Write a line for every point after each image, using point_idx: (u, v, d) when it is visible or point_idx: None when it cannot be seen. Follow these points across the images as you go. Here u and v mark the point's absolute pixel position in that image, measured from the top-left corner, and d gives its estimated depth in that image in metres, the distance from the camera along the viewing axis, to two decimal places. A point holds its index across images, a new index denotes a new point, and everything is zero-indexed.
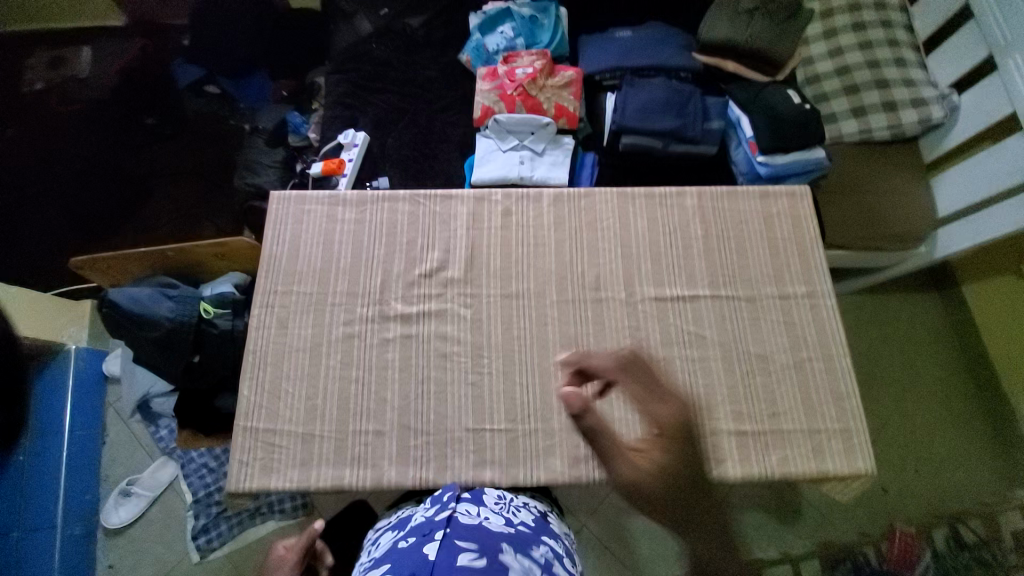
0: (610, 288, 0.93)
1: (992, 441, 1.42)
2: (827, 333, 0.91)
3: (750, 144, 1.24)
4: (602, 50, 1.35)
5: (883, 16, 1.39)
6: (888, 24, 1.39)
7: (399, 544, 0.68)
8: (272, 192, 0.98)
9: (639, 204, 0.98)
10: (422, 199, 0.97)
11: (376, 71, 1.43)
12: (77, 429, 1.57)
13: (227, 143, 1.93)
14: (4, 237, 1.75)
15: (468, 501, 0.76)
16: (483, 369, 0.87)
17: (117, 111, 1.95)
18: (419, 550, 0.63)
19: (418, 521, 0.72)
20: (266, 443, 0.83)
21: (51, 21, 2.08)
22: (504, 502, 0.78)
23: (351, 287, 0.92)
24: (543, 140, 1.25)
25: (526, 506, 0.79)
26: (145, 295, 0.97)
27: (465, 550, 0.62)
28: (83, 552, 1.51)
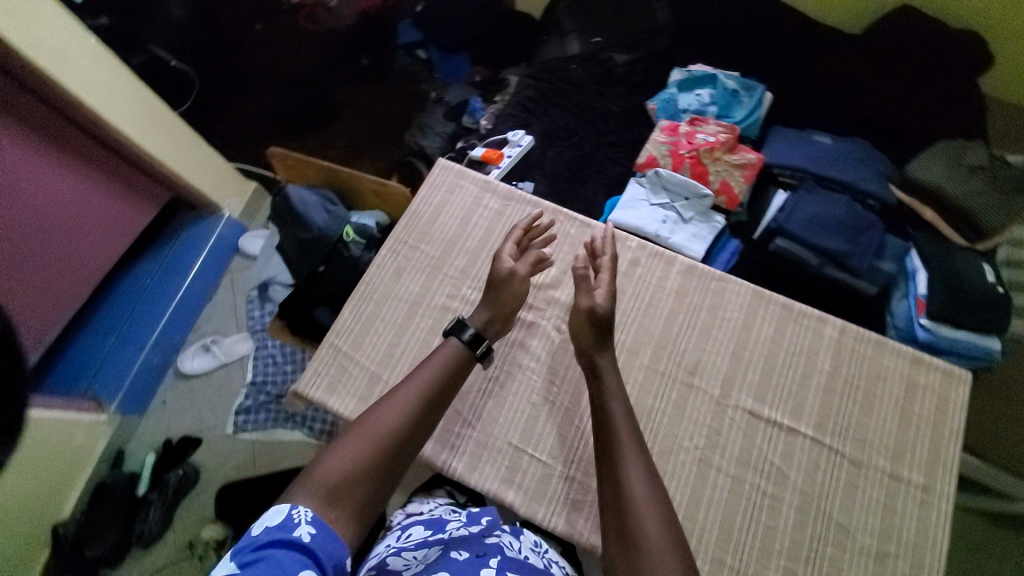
0: (705, 378, 0.87)
1: None
2: (930, 541, 0.78)
3: (917, 302, 1.11)
4: (793, 147, 1.30)
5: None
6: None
7: (447, 553, 0.64)
8: (440, 158, 1.07)
9: (772, 310, 0.92)
10: (563, 217, 0.99)
11: (566, 88, 1.51)
12: (197, 280, 1.81)
13: (412, 102, 2.14)
14: (218, 108, 2.10)
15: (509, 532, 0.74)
16: (548, 396, 0.86)
17: (340, 40, 2.23)
18: (475, 570, 0.60)
19: (461, 535, 0.69)
20: (341, 365, 0.90)
21: None
22: (540, 551, 0.74)
23: (467, 267, 0.96)
24: (693, 209, 1.22)
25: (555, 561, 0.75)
26: (311, 202, 1.12)
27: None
28: (151, 380, 1.75)
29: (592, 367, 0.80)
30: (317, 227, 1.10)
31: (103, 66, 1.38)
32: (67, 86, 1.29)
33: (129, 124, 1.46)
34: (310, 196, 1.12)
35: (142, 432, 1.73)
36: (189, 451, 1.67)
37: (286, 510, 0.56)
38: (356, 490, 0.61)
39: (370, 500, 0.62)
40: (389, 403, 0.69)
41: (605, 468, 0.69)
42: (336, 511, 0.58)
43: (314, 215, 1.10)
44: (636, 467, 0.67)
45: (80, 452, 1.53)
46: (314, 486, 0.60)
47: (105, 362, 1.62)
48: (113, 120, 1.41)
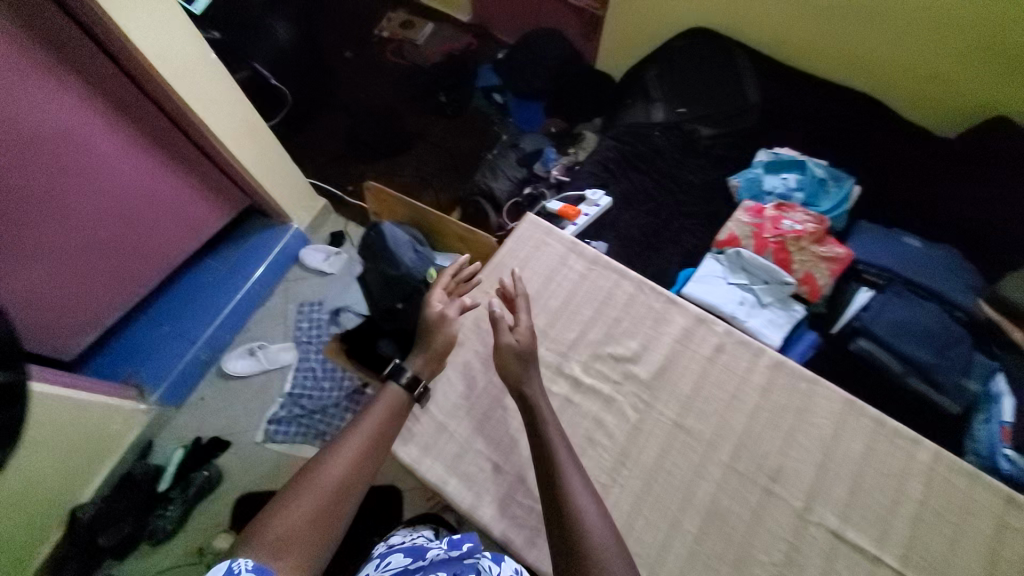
0: (786, 487, 0.82)
1: None
2: None
3: (1001, 430, 1.02)
4: (880, 245, 1.26)
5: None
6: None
7: None
8: (529, 213, 1.08)
9: (862, 423, 0.87)
10: (648, 290, 0.97)
11: (648, 153, 1.52)
12: (258, 284, 1.83)
13: (482, 139, 2.20)
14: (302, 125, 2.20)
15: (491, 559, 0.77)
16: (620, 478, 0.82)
17: (424, 75, 2.33)
18: None
19: (434, 564, 0.73)
20: (410, 409, 0.89)
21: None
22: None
23: (546, 327, 0.95)
24: (773, 295, 1.19)
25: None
26: (401, 240, 1.12)
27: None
28: (195, 375, 1.74)
29: (526, 400, 0.80)
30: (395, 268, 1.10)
31: (221, 88, 1.43)
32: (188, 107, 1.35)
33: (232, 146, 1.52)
34: (401, 235, 1.13)
35: (174, 426, 1.72)
36: (216, 454, 1.64)
37: (227, 563, 0.59)
38: (302, 537, 0.64)
39: (315, 548, 0.65)
40: (331, 455, 0.72)
41: (552, 505, 0.69)
42: (281, 560, 0.61)
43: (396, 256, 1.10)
44: (593, 509, 0.68)
45: (112, 438, 1.53)
46: (263, 538, 0.63)
47: (157, 351, 1.66)
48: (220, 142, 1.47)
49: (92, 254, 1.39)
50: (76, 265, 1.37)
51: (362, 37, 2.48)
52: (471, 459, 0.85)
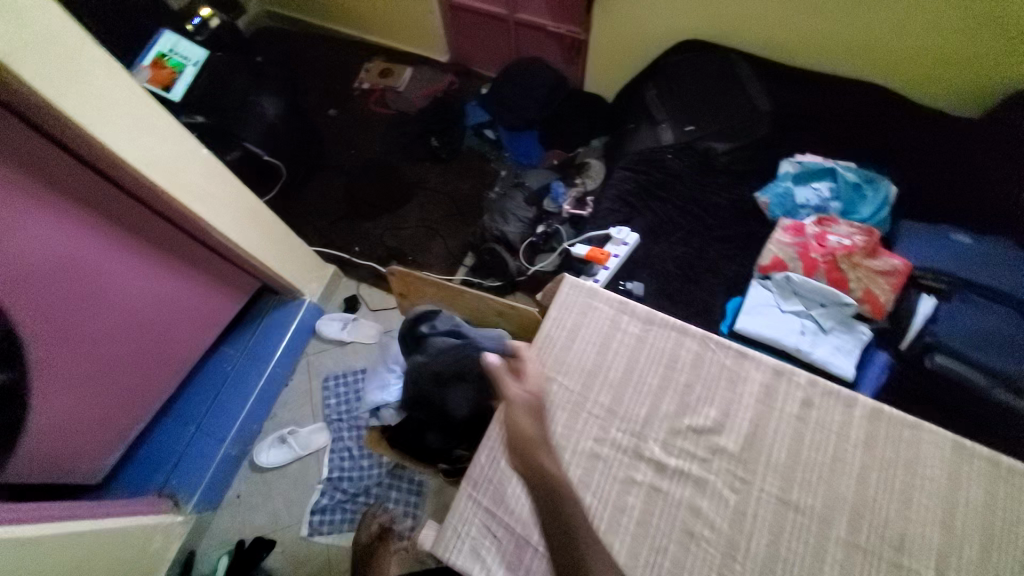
0: (914, 557, 0.73)
1: None
2: None
3: None
4: (932, 247, 1.19)
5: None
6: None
7: None
8: (568, 276, 1.01)
9: (978, 467, 0.78)
10: (714, 345, 0.90)
11: (665, 179, 1.46)
12: (278, 366, 1.76)
13: (484, 178, 2.16)
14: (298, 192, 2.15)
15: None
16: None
17: (413, 124, 2.25)
18: None
19: None
20: (485, 525, 0.80)
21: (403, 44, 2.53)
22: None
23: (613, 405, 0.87)
24: (833, 318, 1.12)
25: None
26: (437, 325, 1.10)
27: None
28: (227, 473, 1.66)
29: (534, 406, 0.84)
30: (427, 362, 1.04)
31: (218, 181, 1.35)
32: (191, 210, 1.27)
33: (239, 238, 1.44)
34: (440, 322, 1.10)
35: (214, 530, 1.64)
36: (261, 557, 1.54)
37: None
38: None
39: None
40: None
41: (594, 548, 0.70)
42: None
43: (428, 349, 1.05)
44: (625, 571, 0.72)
45: (154, 557, 1.42)
46: None
47: (186, 457, 1.58)
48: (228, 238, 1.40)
49: (112, 378, 1.30)
50: (97, 394, 1.28)
51: (344, 94, 2.44)
52: None
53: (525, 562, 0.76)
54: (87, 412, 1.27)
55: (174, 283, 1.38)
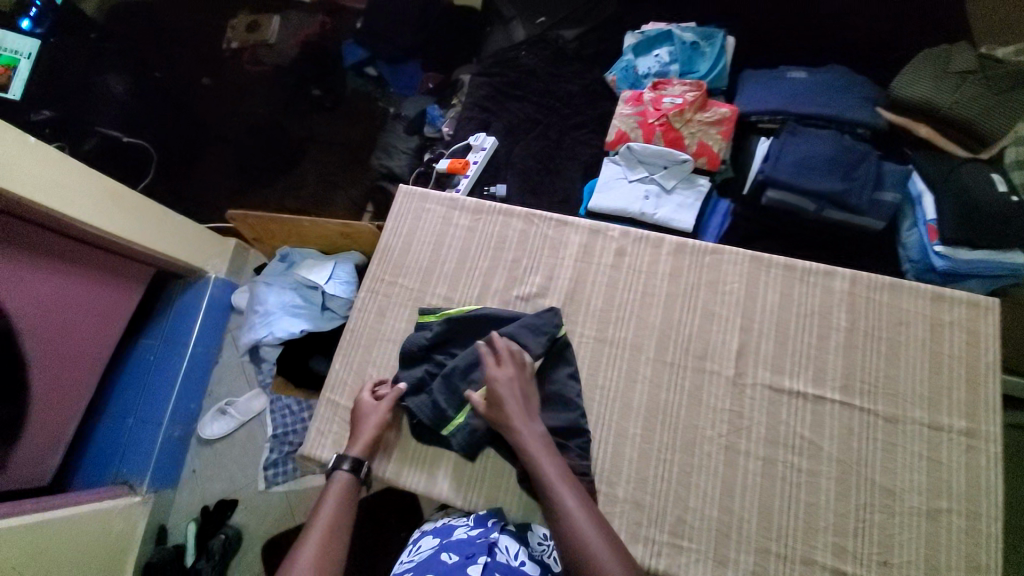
0: (716, 359, 0.82)
1: None
2: (984, 488, 0.72)
3: (929, 229, 1.02)
4: (766, 88, 1.21)
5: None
6: None
7: None
8: (400, 186, 1.03)
9: (774, 274, 0.85)
10: (537, 219, 0.95)
11: (520, 78, 1.44)
12: (199, 346, 1.63)
13: (370, 122, 1.90)
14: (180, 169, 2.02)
15: (510, 537, 0.75)
16: (557, 412, 0.80)
17: (292, 79, 1.99)
18: None
19: None
20: (343, 421, 0.87)
21: None
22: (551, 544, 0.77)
23: (450, 292, 0.93)
24: (674, 177, 1.16)
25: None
26: (276, 270, 1.15)
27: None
28: (177, 453, 1.58)
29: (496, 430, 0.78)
30: (275, 342, 1.08)
31: (87, 181, 1.24)
32: (65, 216, 1.17)
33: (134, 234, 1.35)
34: (271, 291, 1.11)
35: (178, 507, 1.56)
36: (229, 515, 1.51)
37: None
38: None
39: None
40: None
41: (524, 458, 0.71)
42: None
43: (268, 328, 1.08)
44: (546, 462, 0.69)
45: (119, 541, 1.36)
46: None
47: (131, 442, 1.49)
48: (127, 239, 1.33)
49: (63, 402, 1.30)
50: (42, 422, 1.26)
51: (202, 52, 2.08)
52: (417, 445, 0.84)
53: (382, 442, 0.85)
54: (24, 434, 1.22)
55: (80, 287, 1.28)
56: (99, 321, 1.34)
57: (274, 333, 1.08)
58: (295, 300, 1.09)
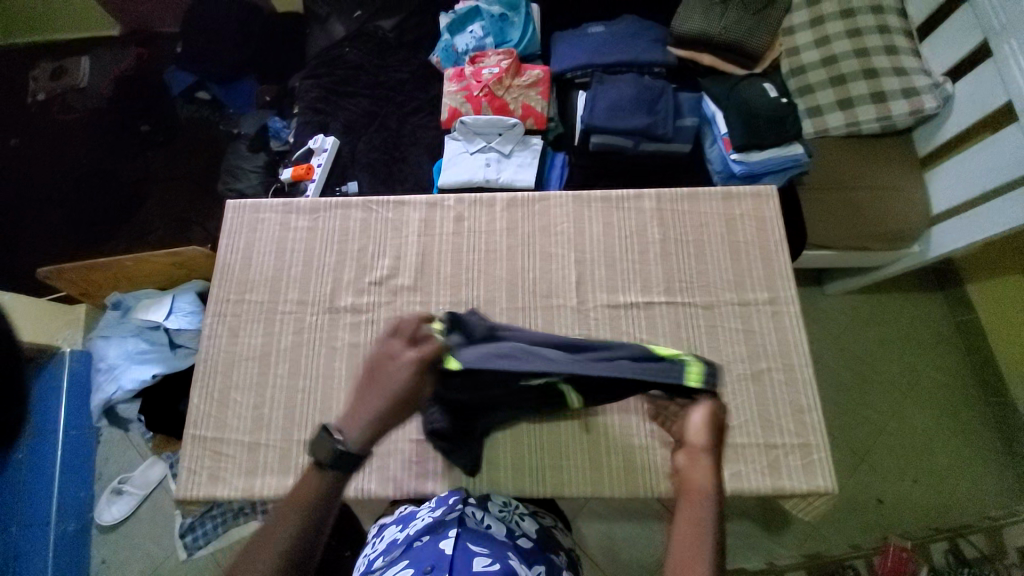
0: (561, 294, 0.89)
1: (993, 434, 1.39)
2: (791, 344, 0.86)
3: (724, 142, 1.17)
4: (573, 46, 1.31)
5: (881, 20, 1.32)
6: (885, 29, 1.31)
7: None
8: (228, 201, 0.99)
9: (595, 208, 0.94)
10: (375, 206, 0.97)
11: (348, 75, 1.42)
12: (71, 429, 1.46)
13: (213, 148, 1.79)
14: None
15: (475, 507, 0.76)
16: None
17: (111, 119, 1.81)
18: None
19: None
20: (214, 451, 0.84)
21: (52, 31, 1.92)
22: (507, 510, 0.79)
23: (302, 295, 0.92)
24: (510, 141, 1.23)
25: (528, 516, 0.82)
26: (111, 321, 1.07)
27: (481, 554, 0.66)
28: (79, 548, 1.42)
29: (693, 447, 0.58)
30: (128, 395, 1.00)
31: None
32: None
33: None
34: (110, 344, 1.03)
35: None
36: None
37: None
38: None
39: None
40: None
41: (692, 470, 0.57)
42: None
43: (115, 382, 1.00)
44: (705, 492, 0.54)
45: None
46: None
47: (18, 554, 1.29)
48: None
49: None
50: None
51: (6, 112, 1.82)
52: (296, 452, 0.83)
53: (261, 460, 0.83)
54: None
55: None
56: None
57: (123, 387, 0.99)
58: (140, 346, 1.02)
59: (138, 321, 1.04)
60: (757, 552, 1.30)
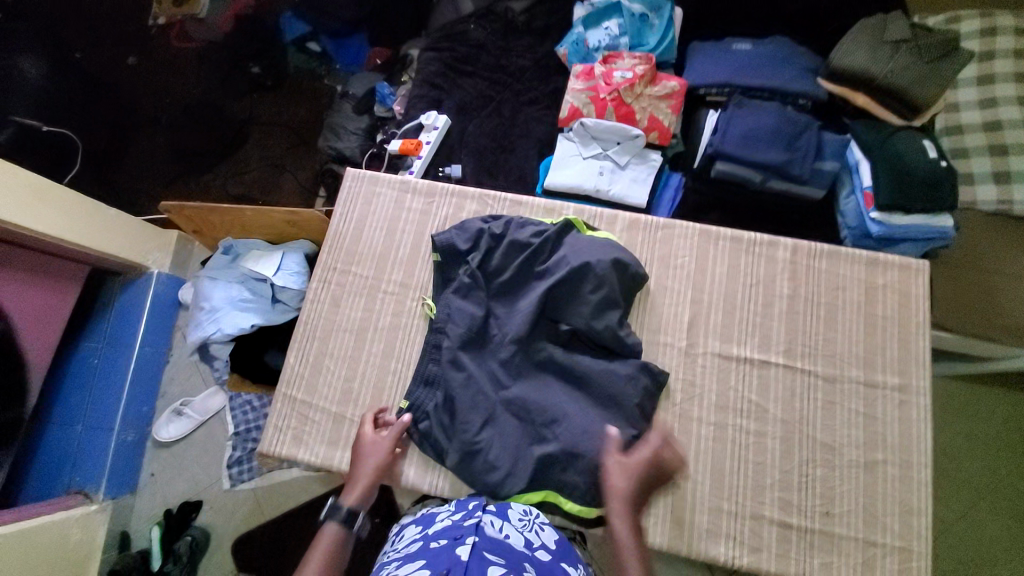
0: (670, 333, 0.85)
1: None
2: (914, 438, 0.79)
3: (865, 196, 1.07)
4: (713, 61, 1.22)
5: None
6: None
7: None
8: (349, 168, 0.99)
9: (721, 246, 0.88)
10: (491, 201, 0.94)
11: (469, 53, 1.38)
12: (147, 346, 1.52)
13: (318, 101, 1.81)
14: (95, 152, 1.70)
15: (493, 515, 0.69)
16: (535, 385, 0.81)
17: (225, 56, 1.84)
18: None
19: None
20: (302, 414, 0.85)
21: None
22: (529, 517, 0.70)
23: (405, 278, 0.91)
24: (628, 152, 1.17)
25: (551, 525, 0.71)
26: (220, 264, 1.10)
27: (495, 563, 0.57)
28: (133, 458, 1.48)
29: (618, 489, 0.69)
30: (224, 338, 1.03)
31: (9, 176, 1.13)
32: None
33: (61, 231, 1.23)
34: (215, 286, 1.07)
35: (138, 515, 1.47)
36: (192, 519, 1.42)
37: None
38: None
39: None
40: None
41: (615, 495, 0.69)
42: None
43: (215, 324, 1.04)
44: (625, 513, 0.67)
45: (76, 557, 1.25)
46: None
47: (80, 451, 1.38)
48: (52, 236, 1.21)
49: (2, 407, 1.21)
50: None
51: (130, 32, 1.86)
52: None
53: (345, 434, 0.84)
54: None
55: (13, 300, 1.19)
56: (38, 324, 1.25)
57: (222, 329, 1.03)
58: (242, 294, 1.05)
59: (245, 270, 1.07)
60: None
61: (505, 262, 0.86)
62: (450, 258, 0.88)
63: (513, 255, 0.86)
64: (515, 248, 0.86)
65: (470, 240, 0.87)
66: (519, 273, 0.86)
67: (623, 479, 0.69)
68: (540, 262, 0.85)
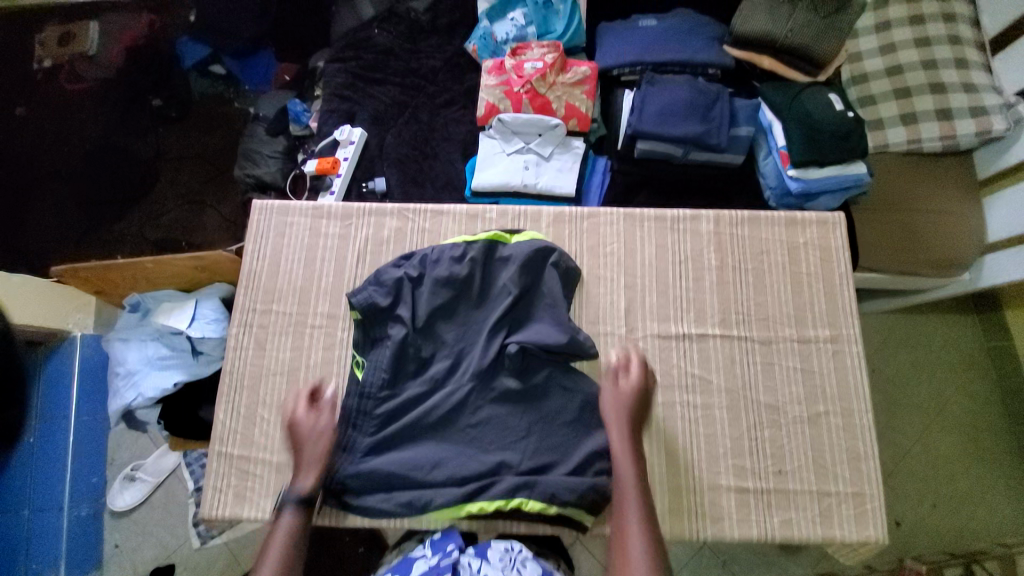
0: (609, 322, 0.84)
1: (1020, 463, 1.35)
2: (850, 384, 0.81)
3: (781, 156, 1.09)
4: (622, 39, 1.21)
5: (953, 30, 1.21)
6: (956, 39, 1.20)
7: None
8: (255, 201, 0.93)
9: (648, 228, 0.89)
10: (411, 213, 0.91)
11: (377, 60, 1.33)
12: (84, 415, 1.39)
13: (230, 126, 1.73)
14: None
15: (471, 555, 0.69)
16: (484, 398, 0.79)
17: (121, 92, 1.67)
18: None
19: None
20: (240, 470, 0.80)
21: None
22: (510, 556, 0.67)
23: (332, 309, 0.87)
24: (550, 143, 1.16)
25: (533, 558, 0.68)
26: (131, 324, 1.04)
27: None
28: (90, 536, 1.36)
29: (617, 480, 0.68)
30: (147, 403, 0.96)
31: None
32: None
33: None
34: (129, 348, 1.01)
35: None
36: None
37: None
38: None
39: None
40: None
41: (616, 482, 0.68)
42: None
43: (134, 389, 0.97)
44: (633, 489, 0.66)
45: None
46: None
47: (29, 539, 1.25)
48: None
49: None
50: None
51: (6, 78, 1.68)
52: None
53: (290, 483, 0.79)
54: None
55: None
56: None
57: (143, 394, 0.97)
58: (160, 351, 0.99)
59: (159, 326, 1.01)
60: (768, 569, 1.21)
61: (435, 303, 0.81)
62: (375, 317, 0.81)
63: (440, 293, 0.81)
64: (440, 283, 0.82)
65: (390, 294, 0.81)
66: (453, 307, 0.82)
67: (623, 459, 0.69)
68: (474, 287, 0.82)
